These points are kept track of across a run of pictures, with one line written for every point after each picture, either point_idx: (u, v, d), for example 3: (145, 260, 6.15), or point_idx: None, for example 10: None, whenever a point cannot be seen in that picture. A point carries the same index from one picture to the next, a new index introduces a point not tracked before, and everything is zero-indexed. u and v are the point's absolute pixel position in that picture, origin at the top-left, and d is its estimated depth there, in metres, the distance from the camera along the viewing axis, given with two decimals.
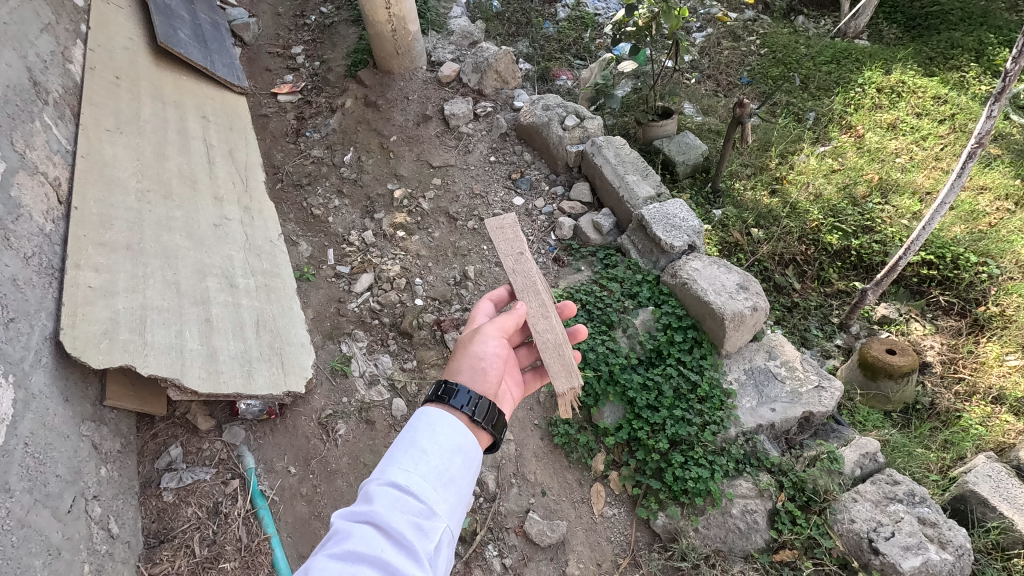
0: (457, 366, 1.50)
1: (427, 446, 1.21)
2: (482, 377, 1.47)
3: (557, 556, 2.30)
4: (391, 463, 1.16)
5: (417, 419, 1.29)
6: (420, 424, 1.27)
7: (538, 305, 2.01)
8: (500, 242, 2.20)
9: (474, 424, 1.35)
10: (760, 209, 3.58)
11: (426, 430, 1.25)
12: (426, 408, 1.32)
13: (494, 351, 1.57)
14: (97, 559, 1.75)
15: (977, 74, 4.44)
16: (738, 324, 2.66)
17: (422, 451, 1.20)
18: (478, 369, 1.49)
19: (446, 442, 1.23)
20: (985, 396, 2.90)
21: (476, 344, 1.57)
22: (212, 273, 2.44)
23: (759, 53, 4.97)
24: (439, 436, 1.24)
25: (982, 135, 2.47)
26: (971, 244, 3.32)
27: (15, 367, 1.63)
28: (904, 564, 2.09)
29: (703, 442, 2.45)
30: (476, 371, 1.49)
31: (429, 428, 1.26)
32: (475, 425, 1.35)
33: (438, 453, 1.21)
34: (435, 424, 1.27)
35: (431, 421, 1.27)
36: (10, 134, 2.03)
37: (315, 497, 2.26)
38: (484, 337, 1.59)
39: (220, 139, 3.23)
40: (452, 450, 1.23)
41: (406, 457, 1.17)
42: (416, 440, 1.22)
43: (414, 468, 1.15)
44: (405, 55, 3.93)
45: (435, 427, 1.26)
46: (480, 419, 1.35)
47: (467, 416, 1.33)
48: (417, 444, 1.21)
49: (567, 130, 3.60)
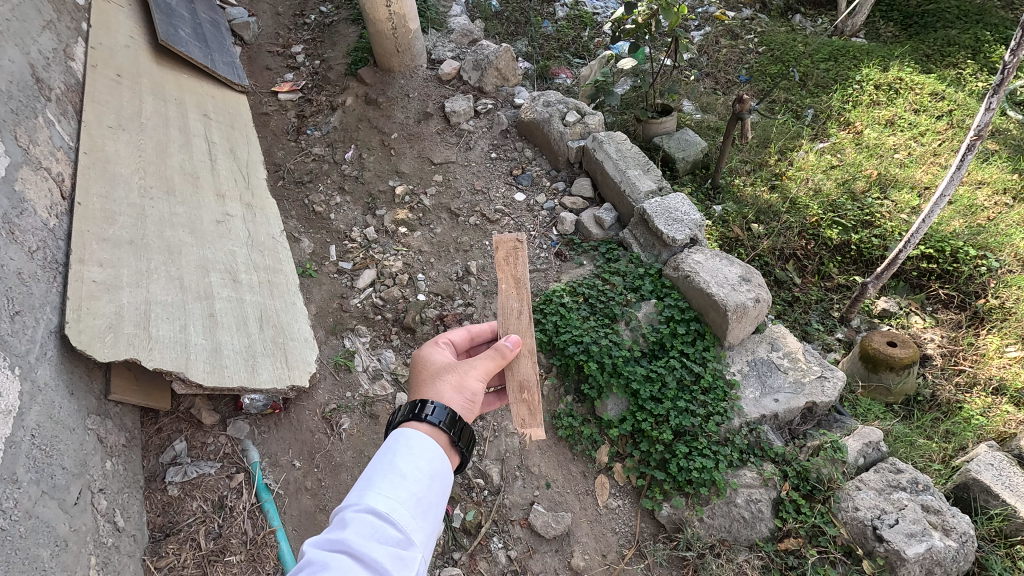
0: (444, 392, 1.44)
1: (407, 470, 1.19)
2: (469, 404, 1.45)
3: (562, 548, 2.32)
4: (369, 487, 1.13)
5: (395, 440, 1.26)
6: (399, 445, 1.24)
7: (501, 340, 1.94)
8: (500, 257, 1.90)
9: (452, 446, 1.34)
10: (760, 205, 3.60)
11: (406, 453, 1.23)
12: (406, 429, 1.29)
13: (484, 382, 1.53)
14: (104, 551, 1.75)
15: (974, 71, 4.47)
16: (741, 315, 2.67)
17: (401, 475, 1.17)
18: (466, 397, 1.45)
19: (426, 467, 1.22)
20: (986, 388, 2.92)
21: (466, 371, 1.51)
22: (215, 269, 2.44)
23: (757, 51, 4.99)
24: (419, 460, 1.22)
25: (981, 127, 2.47)
26: (971, 237, 3.34)
27: (20, 359, 1.62)
28: (909, 550, 2.11)
29: (707, 432, 2.46)
30: (466, 401, 1.45)
31: (409, 451, 1.23)
32: (453, 447, 1.34)
33: (418, 478, 1.18)
34: (413, 446, 1.25)
35: (409, 443, 1.25)
36: (13, 129, 2.03)
37: (321, 491, 2.27)
38: (477, 367, 1.53)
39: (221, 137, 3.23)
40: (432, 475, 1.21)
41: (385, 482, 1.15)
42: (395, 463, 1.20)
43: (394, 493, 1.13)
44: (405, 53, 3.94)
45: (414, 450, 1.24)
46: (460, 444, 1.34)
47: (447, 437, 1.32)
48: (397, 467, 1.19)
49: (567, 126, 3.62)
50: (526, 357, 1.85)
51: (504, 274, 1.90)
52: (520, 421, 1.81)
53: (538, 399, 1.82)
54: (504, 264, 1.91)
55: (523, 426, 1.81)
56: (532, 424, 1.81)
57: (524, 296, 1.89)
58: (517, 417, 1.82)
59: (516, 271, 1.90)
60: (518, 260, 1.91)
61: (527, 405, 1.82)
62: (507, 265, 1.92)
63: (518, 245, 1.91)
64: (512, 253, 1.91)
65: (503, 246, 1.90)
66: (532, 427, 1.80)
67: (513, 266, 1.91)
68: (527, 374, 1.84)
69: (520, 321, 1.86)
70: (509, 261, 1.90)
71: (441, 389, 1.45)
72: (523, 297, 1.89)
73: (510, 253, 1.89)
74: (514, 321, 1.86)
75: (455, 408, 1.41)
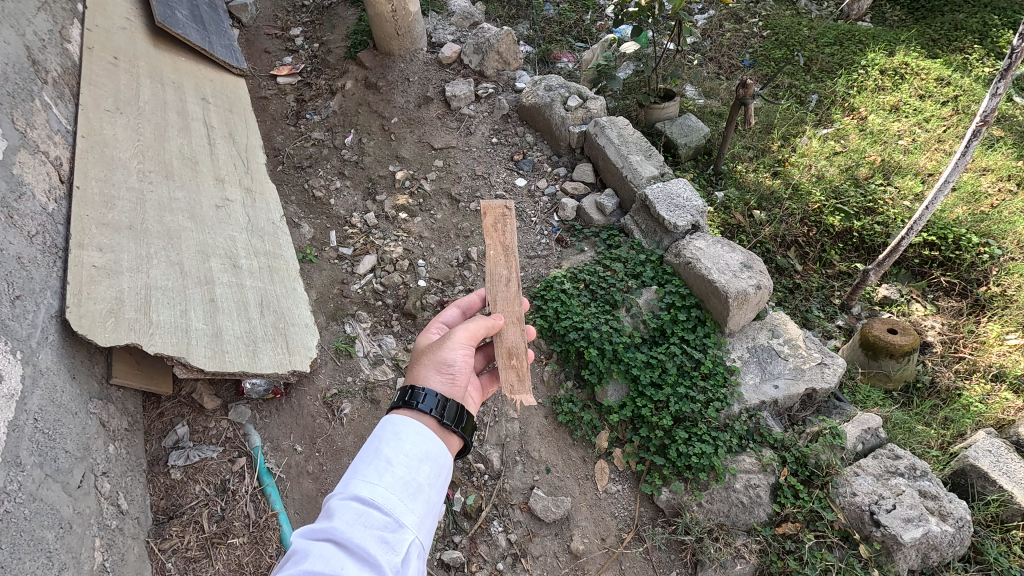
0: (423, 372, 1.45)
1: (392, 456, 1.19)
2: (451, 380, 1.45)
3: (561, 531, 2.35)
4: (354, 476, 1.14)
5: (382, 428, 1.26)
6: (386, 432, 1.25)
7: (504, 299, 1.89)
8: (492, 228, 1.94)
9: (443, 426, 1.34)
10: (762, 191, 3.59)
11: (392, 439, 1.23)
12: (392, 415, 1.30)
13: (465, 352, 1.53)
14: (108, 533, 1.76)
15: (980, 56, 4.42)
16: (742, 302, 2.67)
17: (386, 461, 1.18)
18: (448, 377, 1.45)
19: (413, 451, 1.22)
20: (985, 374, 2.93)
21: (444, 345, 1.52)
22: (215, 254, 2.43)
23: (761, 35, 4.92)
24: (406, 445, 1.22)
25: (987, 112, 2.43)
26: (973, 225, 3.33)
27: (22, 344, 1.62)
28: (906, 535, 2.13)
29: (707, 418, 2.47)
30: (445, 378, 1.44)
31: (395, 436, 1.24)
32: (444, 427, 1.34)
33: (404, 462, 1.19)
34: (401, 432, 1.25)
35: (396, 429, 1.25)
36: (11, 112, 2.01)
37: (322, 475, 2.29)
38: (454, 339, 1.53)
39: (220, 121, 3.19)
40: (419, 458, 1.21)
41: (369, 469, 1.15)
42: (380, 450, 1.20)
43: (379, 479, 1.13)
44: (406, 36, 3.89)
45: (400, 435, 1.24)
46: (449, 422, 1.34)
47: (434, 419, 1.33)
48: (382, 454, 1.19)
49: (570, 110, 3.59)
50: (513, 325, 1.86)
51: (493, 241, 1.93)
52: (510, 387, 1.78)
53: (525, 364, 1.80)
54: (492, 233, 1.95)
55: (511, 392, 1.78)
56: (522, 390, 1.78)
57: (512, 262, 1.91)
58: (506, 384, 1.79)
59: (504, 238, 1.93)
60: (507, 227, 1.94)
61: (515, 370, 1.79)
62: (497, 232, 1.95)
63: (507, 212, 1.95)
64: (501, 220, 1.95)
65: (491, 213, 1.94)
66: (520, 393, 1.77)
67: (501, 233, 1.94)
68: (515, 340, 1.83)
69: (508, 289, 1.89)
70: (498, 227, 1.94)
71: (420, 370, 1.46)
72: (511, 264, 1.91)
73: (498, 219, 1.93)
74: (503, 288, 1.90)
75: (436, 386, 1.41)
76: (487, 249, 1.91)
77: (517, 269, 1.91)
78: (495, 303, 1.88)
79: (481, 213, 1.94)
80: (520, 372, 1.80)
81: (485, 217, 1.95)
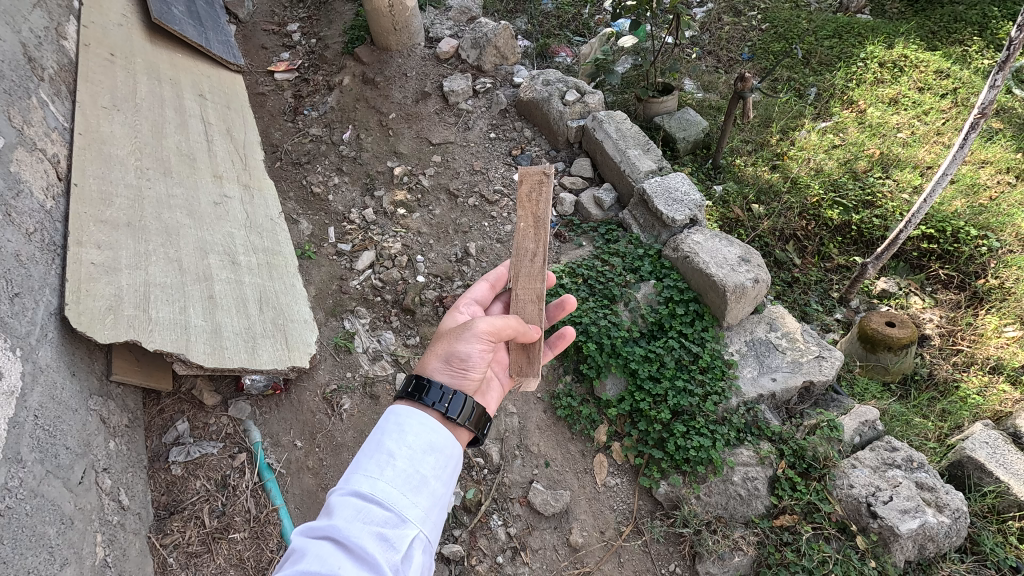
0: (432, 363, 1.46)
1: (395, 449, 1.20)
2: (461, 376, 1.46)
3: (560, 524, 2.36)
4: (356, 471, 1.15)
5: (386, 419, 1.28)
6: (389, 425, 1.26)
7: (526, 274, 1.99)
8: (526, 196, 2.06)
9: (449, 420, 1.34)
10: (761, 185, 3.58)
11: (395, 432, 1.24)
12: (397, 405, 1.31)
13: (482, 345, 1.51)
14: (109, 529, 1.77)
15: (979, 48, 4.41)
16: (740, 296, 2.67)
17: (389, 454, 1.19)
18: (455, 372, 1.45)
19: (416, 443, 1.23)
20: (983, 366, 2.93)
21: (461, 336, 1.50)
22: (214, 251, 2.44)
23: (760, 28, 4.92)
24: (409, 438, 1.23)
25: (986, 104, 2.42)
26: (972, 217, 3.33)
27: (21, 341, 1.62)
28: (902, 527, 2.14)
29: (705, 412, 2.48)
30: (454, 374, 1.45)
31: (398, 429, 1.25)
32: (450, 421, 1.34)
33: (407, 456, 1.20)
34: (404, 424, 1.26)
35: (400, 420, 1.27)
36: (8, 109, 2.00)
37: (322, 470, 2.30)
38: (473, 331, 1.50)
39: (218, 118, 3.19)
40: (422, 451, 1.22)
41: (371, 464, 1.16)
42: (382, 443, 1.21)
43: (380, 474, 1.15)
44: (403, 31, 3.87)
45: (404, 427, 1.25)
46: (455, 416, 1.34)
47: (439, 413, 1.33)
48: (384, 447, 1.20)
49: (567, 105, 3.58)
50: (533, 303, 1.95)
51: (525, 212, 2.06)
52: (520, 370, 1.84)
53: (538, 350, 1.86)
54: (526, 201, 2.06)
55: (521, 376, 1.83)
56: (529, 373, 1.83)
57: (540, 237, 2.03)
58: (514, 365, 1.85)
59: (536, 209, 2.05)
60: (540, 197, 2.06)
61: (525, 352, 1.85)
62: (531, 201, 2.07)
63: (545, 179, 2.06)
64: (537, 186, 2.07)
65: (529, 178, 2.06)
66: (530, 377, 1.83)
67: (535, 202, 2.06)
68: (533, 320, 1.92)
69: (533, 263, 2.01)
70: (532, 196, 2.05)
71: (427, 361, 1.48)
72: (540, 238, 2.03)
73: (533, 187, 2.05)
74: (528, 262, 2.01)
75: (442, 379, 1.43)
76: (518, 219, 2.05)
77: (544, 244, 2.03)
78: (519, 278, 1.99)
79: (519, 179, 2.07)
80: (535, 358, 1.85)
81: (521, 185, 2.08)
